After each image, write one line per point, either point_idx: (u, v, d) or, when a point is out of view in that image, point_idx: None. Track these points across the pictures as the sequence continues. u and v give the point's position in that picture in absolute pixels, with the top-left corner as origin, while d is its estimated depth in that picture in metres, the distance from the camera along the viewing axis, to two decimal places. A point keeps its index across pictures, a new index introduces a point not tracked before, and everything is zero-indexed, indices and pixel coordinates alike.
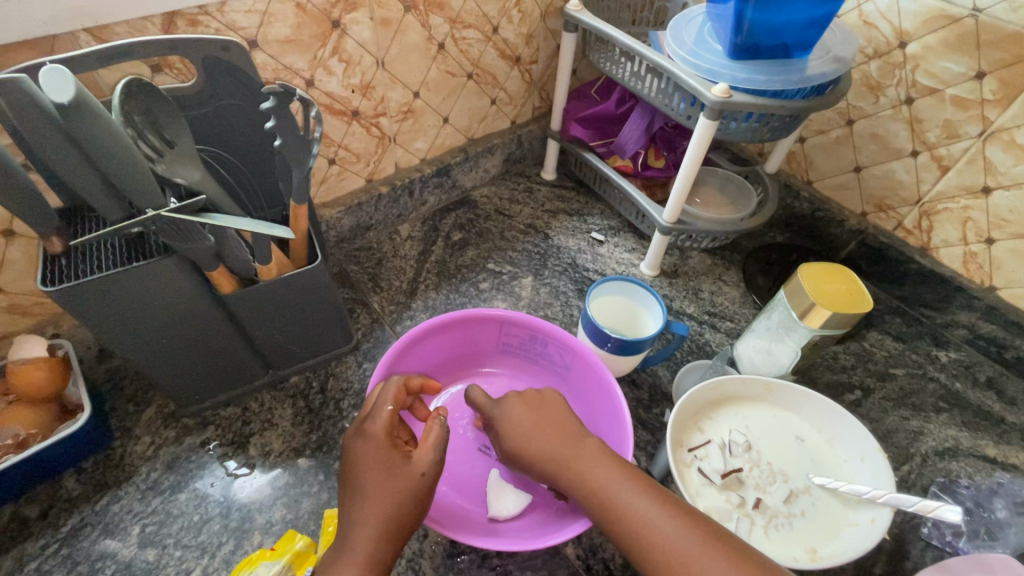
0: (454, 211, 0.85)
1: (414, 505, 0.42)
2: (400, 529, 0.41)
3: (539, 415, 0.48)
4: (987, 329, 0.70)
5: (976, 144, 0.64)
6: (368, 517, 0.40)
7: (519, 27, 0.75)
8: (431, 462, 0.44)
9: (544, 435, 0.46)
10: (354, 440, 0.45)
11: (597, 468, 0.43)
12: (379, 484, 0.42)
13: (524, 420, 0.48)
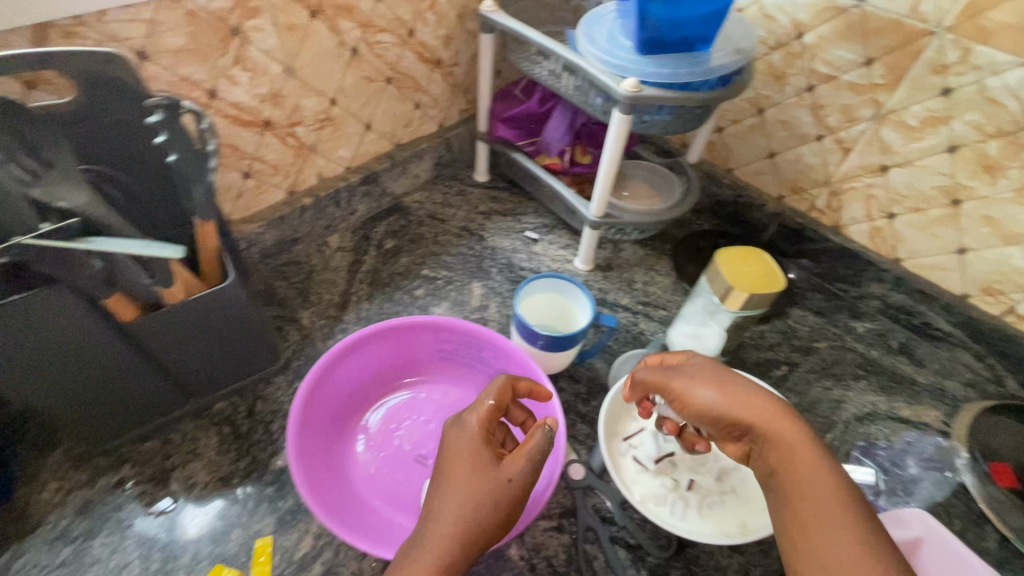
0: (386, 218, 0.83)
1: (492, 512, 0.40)
2: (474, 534, 0.40)
3: (734, 377, 0.46)
4: (896, 297, 0.75)
5: (872, 126, 0.68)
6: (450, 513, 0.40)
7: (436, 29, 0.74)
8: (522, 469, 0.42)
9: (747, 396, 0.44)
10: (452, 432, 0.46)
11: (795, 435, 0.41)
12: (459, 482, 0.42)
13: (719, 380, 0.46)
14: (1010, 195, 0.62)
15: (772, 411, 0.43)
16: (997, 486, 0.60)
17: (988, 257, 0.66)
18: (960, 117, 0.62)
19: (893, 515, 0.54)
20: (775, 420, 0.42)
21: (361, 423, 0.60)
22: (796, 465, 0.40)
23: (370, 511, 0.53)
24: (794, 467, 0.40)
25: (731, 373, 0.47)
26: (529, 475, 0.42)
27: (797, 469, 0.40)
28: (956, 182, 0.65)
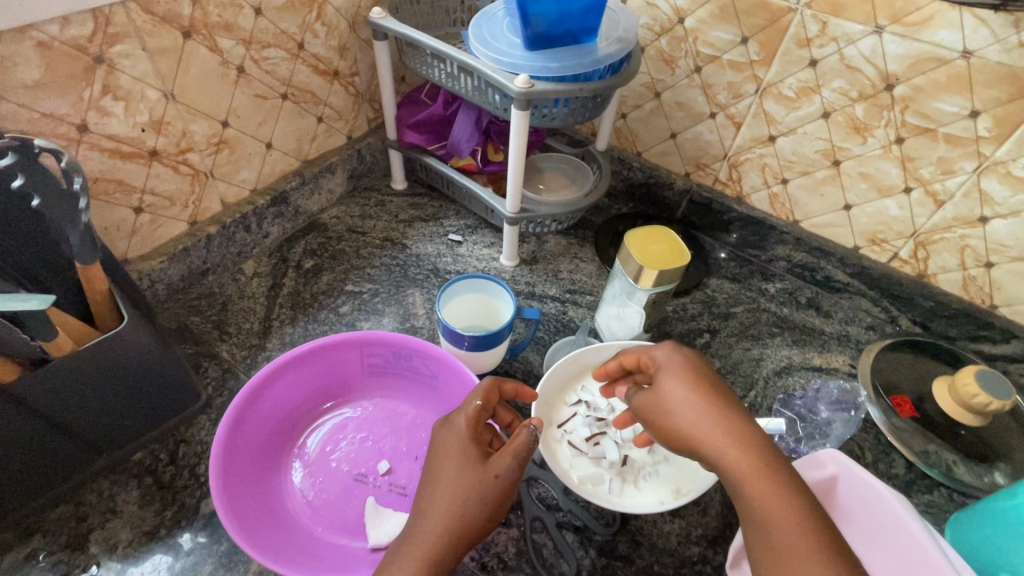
0: (303, 237, 0.81)
1: (480, 509, 0.42)
2: (463, 531, 0.41)
3: (701, 398, 0.43)
4: (799, 257, 0.81)
5: (756, 100, 0.73)
6: (436, 513, 0.42)
7: (328, 40, 0.73)
8: (508, 466, 0.43)
9: (709, 427, 0.41)
10: (441, 436, 0.47)
11: (756, 474, 0.39)
12: (447, 481, 0.43)
13: (682, 404, 0.43)
14: (880, 152, 0.68)
15: (734, 444, 0.40)
16: (900, 416, 0.66)
17: (870, 210, 0.72)
18: (828, 85, 0.67)
19: (810, 459, 0.57)
20: (737, 455, 0.40)
21: (294, 451, 0.58)
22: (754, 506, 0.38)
23: (313, 541, 0.51)
24: (755, 505, 0.38)
25: (701, 391, 0.43)
26: (516, 471, 0.43)
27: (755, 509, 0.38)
28: (833, 145, 0.70)
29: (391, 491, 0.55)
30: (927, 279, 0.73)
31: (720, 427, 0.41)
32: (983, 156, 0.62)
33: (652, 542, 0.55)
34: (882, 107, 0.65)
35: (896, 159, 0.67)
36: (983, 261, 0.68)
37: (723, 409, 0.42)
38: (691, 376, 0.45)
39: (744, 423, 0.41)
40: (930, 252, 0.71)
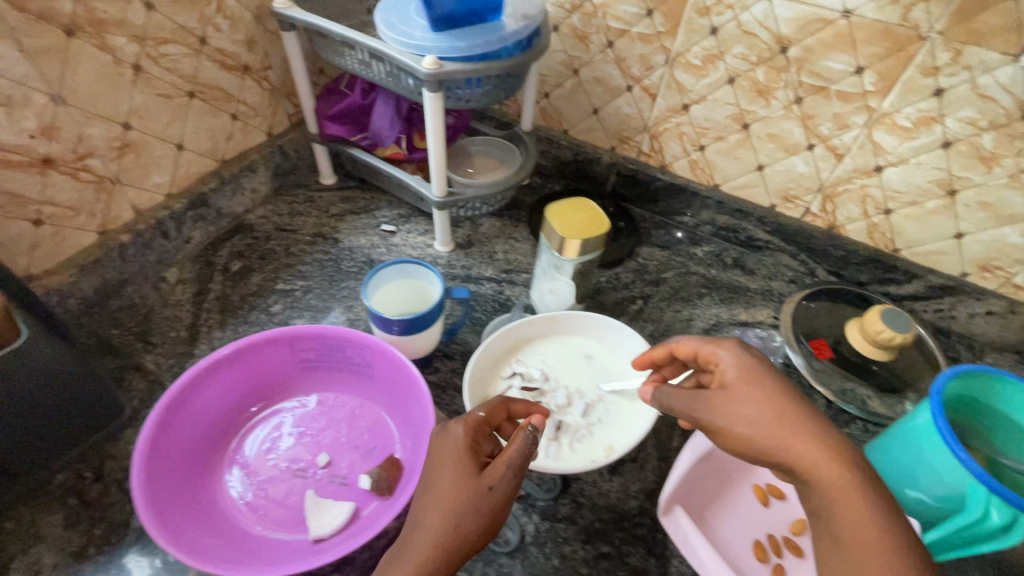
0: (229, 240, 0.78)
1: (477, 522, 0.40)
2: (457, 544, 0.39)
3: (785, 406, 0.41)
4: (722, 220, 0.84)
5: (666, 71, 0.75)
6: (431, 526, 0.40)
7: (233, 33, 0.70)
8: (503, 479, 0.41)
9: (801, 434, 0.40)
10: (437, 448, 0.45)
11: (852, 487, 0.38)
12: (442, 493, 0.41)
13: (767, 412, 0.41)
14: (782, 113, 0.71)
15: (832, 457, 0.39)
16: (819, 359, 0.71)
17: (780, 169, 0.76)
18: (730, 51, 0.70)
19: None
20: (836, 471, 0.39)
21: (229, 452, 0.57)
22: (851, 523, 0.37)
23: (252, 538, 0.51)
24: (852, 526, 0.37)
25: (783, 400, 0.42)
26: (512, 483, 0.42)
27: (853, 528, 0.37)
28: (741, 109, 0.73)
29: (331, 481, 0.55)
30: (836, 230, 0.78)
31: (815, 443, 0.39)
32: (872, 109, 0.66)
33: (593, 502, 0.57)
34: (780, 69, 0.68)
35: (797, 118, 0.71)
36: (883, 209, 0.73)
37: (809, 416, 0.41)
38: (765, 381, 0.43)
39: (833, 433, 0.40)
40: (836, 204, 0.76)
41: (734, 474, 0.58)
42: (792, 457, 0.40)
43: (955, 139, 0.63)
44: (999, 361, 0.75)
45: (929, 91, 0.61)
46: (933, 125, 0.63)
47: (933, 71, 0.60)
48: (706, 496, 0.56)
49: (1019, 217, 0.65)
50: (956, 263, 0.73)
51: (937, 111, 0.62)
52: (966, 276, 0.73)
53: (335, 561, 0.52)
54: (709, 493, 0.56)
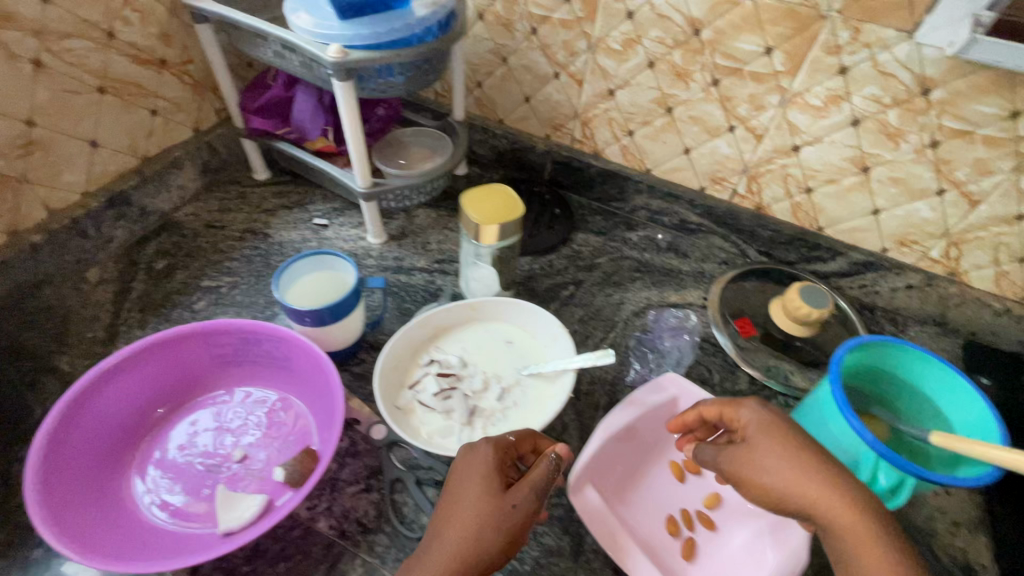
0: (156, 238, 0.77)
1: (497, 535, 0.43)
2: (476, 555, 0.42)
3: (802, 459, 0.44)
4: (656, 204, 0.85)
5: (589, 57, 0.76)
6: (453, 540, 0.43)
7: (144, 27, 0.69)
8: (526, 496, 0.44)
9: (820, 488, 0.43)
10: (462, 465, 0.47)
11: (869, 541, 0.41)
12: (464, 508, 0.44)
13: (786, 464, 0.44)
14: (702, 96, 0.72)
15: (842, 502, 0.42)
16: (744, 337, 0.73)
17: (706, 151, 0.77)
18: (647, 35, 0.70)
19: (655, 383, 0.60)
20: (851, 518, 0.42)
21: (143, 451, 0.56)
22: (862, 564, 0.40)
23: (159, 534, 0.51)
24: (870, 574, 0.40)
25: (805, 452, 0.44)
26: (534, 502, 0.45)
27: (865, 573, 0.40)
28: (663, 92, 0.74)
29: (244, 476, 0.55)
30: (763, 211, 0.79)
31: (835, 494, 0.42)
32: (784, 89, 0.67)
33: None
34: (695, 51, 0.68)
35: (716, 100, 0.71)
36: (804, 187, 0.74)
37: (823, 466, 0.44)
38: (786, 435, 0.46)
39: (852, 484, 0.43)
40: (761, 184, 0.77)
41: (649, 452, 0.59)
42: (810, 501, 0.43)
43: (863, 117, 0.65)
44: (921, 334, 0.77)
45: (834, 70, 0.63)
46: (842, 103, 0.65)
47: (836, 50, 0.61)
48: (620, 475, 0.57)
49: (929, 192, 0.67)
50: (876, 239, 0.74)
51: (843, 89, 0.63)
52: (886, 251, 0.75)
53: (246, 553, 0.51)
54: (624, 473, 0.57)
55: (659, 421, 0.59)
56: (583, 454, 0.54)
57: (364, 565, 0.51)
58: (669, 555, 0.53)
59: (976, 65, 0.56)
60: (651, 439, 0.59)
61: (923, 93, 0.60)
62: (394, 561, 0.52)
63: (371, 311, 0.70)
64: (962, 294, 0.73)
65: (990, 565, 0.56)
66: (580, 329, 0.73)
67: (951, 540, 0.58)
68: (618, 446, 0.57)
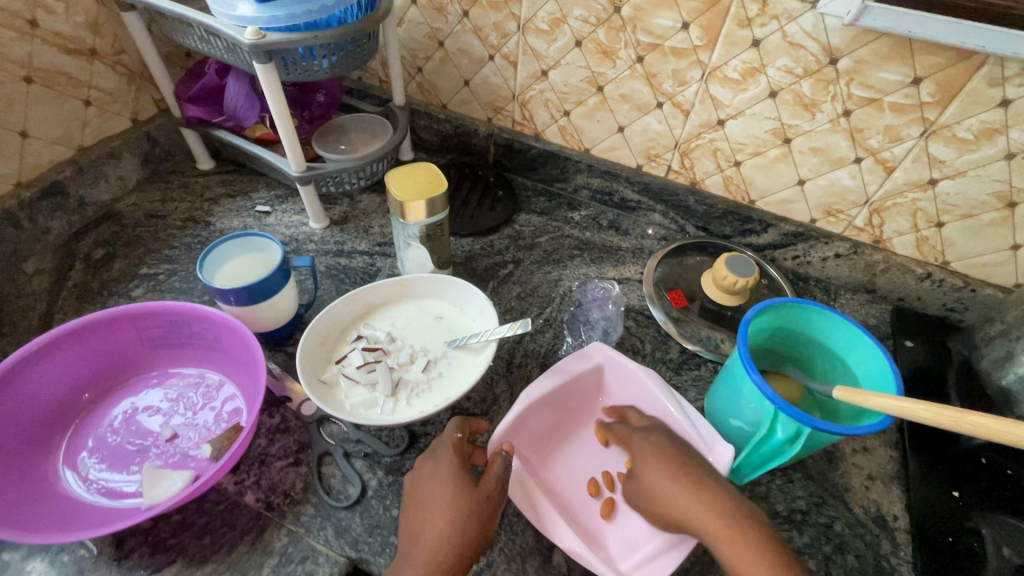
0: (95, 228, 0.78)
1: (481, 528, 0.47)
2: (461, 545, 0.46)
3: (677, 474, 0.49)
4: (596, 183, 0.86)
5: (520, 38, 0.77)
6: (435, 538, 0.47)
7: (70, 16, 0.69)
8: (497, 487, 0.49)
9: (682, 496, 0.47)
10: (429, 472, 0.51)
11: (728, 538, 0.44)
12: (445, 509, 0.48)
13: (666, 480, 0.49)
14: (629, 73, 0.73)
15: (705, 512, 0.46)
16: (675, 308, 0.75)
17: (638, 128, 0.78)
18: (572, 14, 0.71)
19: (581, 353, 0.60)
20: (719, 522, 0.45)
21: (73, 431, 0.57)
22: (735, 567, 0.43)
23: (85, 510, 0.52)
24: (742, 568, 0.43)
25: (674, 466, 0.49)
26: (504, 491, 0.50)
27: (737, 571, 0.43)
28: (592, 71, 0.75)
29: (172, 454, 0.56)
30: (698, 186, 0.81)
31: (698, 501, 0.46)
32: (703, 64, 0.68)
33: None
34: (617, 29, 0.70)
35: (642, 77, 0.73)
36: (732, 161, 0.76)
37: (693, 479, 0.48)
38: (660, 453, 0.51)
39: (713, 489, 0.47)
40: (693, 159, 0.78)
41: (571, 418, 0.60)
42: (680, 513, 0.47)
43: (779, 88, 0.66)
44: (851, 302, 0.79)
45: (747, 43, 0.64)
46: (758, 75, 0.66)
47: (747, 22, 0.63)
48: (541, 442, 0.58)
49: (847, 160, 0.69)
50: (805, 210, 0.76)
51: (758, 62, 0.65)
52: (815, 222, 0.76)
53: (172, 527, 0.53)
54: (546, 439, 0.58)
55: (583, 388, 0.60)
56: (503, 421, 0.54)
57: (288, 534, 0.53)
58: (585, 515, 0.55)
59: (876, 33, 0.58)
60: (575, 406, 0.60)
61: (831, 63, 0.62)
62: (318, 530, 0.53)
63: (303, 294, 0.71)
64: (887, 261, 0.75)
65: (901, 515, 0.58)
66: (517, 306, 0.74)
67: (866, 494, 0.60)
68: (541, 413, 0.57)
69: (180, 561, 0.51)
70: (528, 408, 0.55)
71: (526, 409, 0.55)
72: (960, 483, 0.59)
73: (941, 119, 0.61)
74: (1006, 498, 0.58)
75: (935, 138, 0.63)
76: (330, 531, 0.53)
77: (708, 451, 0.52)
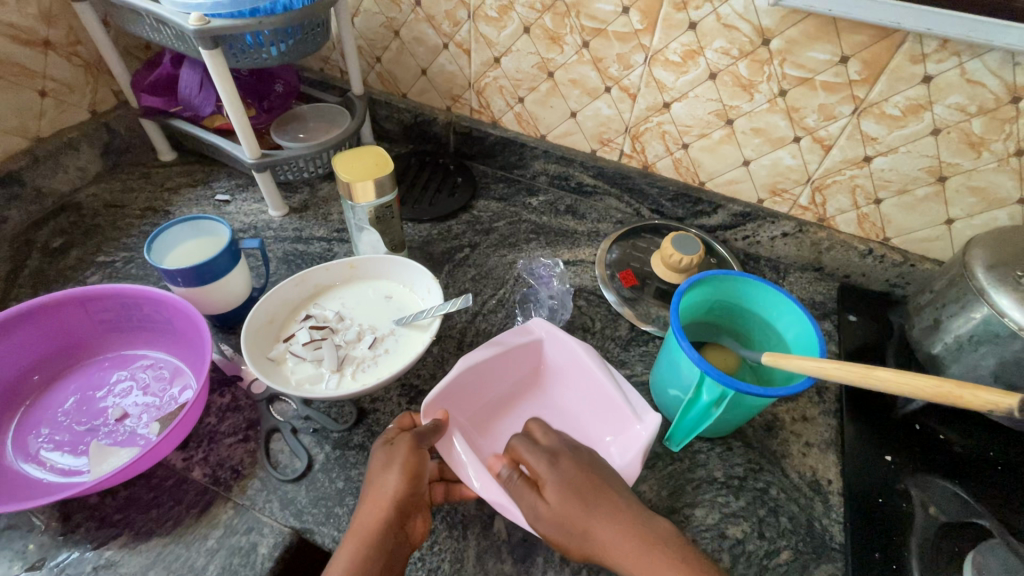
0: (54, 218, 0.79)
1: (399, 479, 0.49)
2: (389, 506, 0.48)
3: (587, 507, 0.47)
4: (553, 168, 0.88)
5: (471, 25, 0.78)
6: (375, 503, 0.48)
7: (21, 7, 0.70)
8: (409, 446, 0.51)
9: (601, 515, 0.47)
10: (380, 445, 0.52)
11: (640, 553, 0.45)
12: (379, 476, 0.50)
13: (575, 513, 0.47)
14: (577, 58, 0.75)
15: (620, 531, 0.46)
16: (626, 288, 0.76)
17: (590, 113, 0.80)
18: (518, 2, 0.73)
19: (523, 328, 0.63)
20: (635, 554, 0.45)
21: (23, 412, 0.58)
22: None
23: (30, 486, 0.53)
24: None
25: (592, 486, 0.49)
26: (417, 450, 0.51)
27: None
28: (542, 57, 0.77)
29: (121, 432, 0.57)
30: (650, 169, 0.83)
31: (614, 523, 0.47)
32: (646, 47, 0.70)
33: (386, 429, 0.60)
34: (562, 15, 0.72)
35: (590, 62, 0.75)
36: (681, 143, 0.77)
37: (618, 509, 0.48)
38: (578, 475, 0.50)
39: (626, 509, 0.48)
40: (644, 143, 0.80)
41: (506, 388, 0.62)
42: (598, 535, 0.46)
43: (718, 70, 0.68)
44: (800, 280, 0.81)
45: (685, 25, 0.66)
46: (697, 57, 0.68)
47: (683, 5, 0.65)
48: (472, 408, 0.59)
49: (787, 140, 0.71)
50: (752, 190, 0.78)
51: (696, 44, 0.67)
52: (762, 202, 0.78)
53: (118, 503, 0.53)
54: (480, 408, 0.60)
55: (521, 361, 0.62)
56: (441, 384, 0.56)
57: (234, 507, 0.54)
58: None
59: (804, 12, 0.60)
60: (511, 376, 0.62)
61: (764, 43, 0.64)
62: (264, 503, 0.54)
63: (258, 279, 0.73)
64: (830, 238, 0.77)
65: (835, 479, 0.60)
66: (471, 288, 0.76)
67: (802, 460, 0.61)
68: (476, 380, 0.59)
69: (126, 534, 0.52)
70: (465, 373, 0.57)
71: (463, 373, 0.57)
72: (893, 448, 0.61)
73: (870, 97, 0.63)
74: (936, 460, 0.59)
75: (866, 116, 0.65)
76: (276, 504, 0.54)
77: (639, 420, 0.55)
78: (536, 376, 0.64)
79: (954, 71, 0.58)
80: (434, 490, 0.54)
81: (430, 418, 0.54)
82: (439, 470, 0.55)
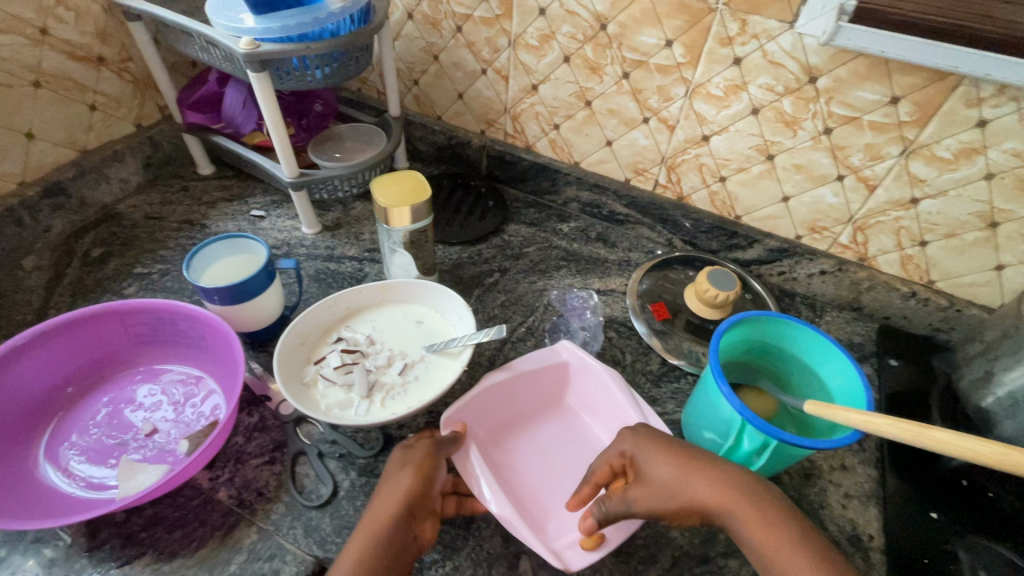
0: (95, 228, 0.80)
1: (412, 477, 0.49)
2: (398, 499, 0.47)
3: (686, 472, 0.48)
4: (586, 196, 0.87)
5: (511, 53, 0.79)
6: (385, 498, 0.48)
7: (80, 25, 0.72)
8: (422, 443, 0.51)
9: (702, 480, 0.47)
10: (398, 446, 0.53)
11: (747, 513, 0.45)
12: (393, 474, 0.50)
13: (674, 485, 0.48)
14: (616, 88, 0.75)
15: (729, 493, 0.46)
16: (658, 321, 0.75)
17: (626, 143, 0.79)
18: (560, 31, 0.73)
19: (549, 350, 0.63)
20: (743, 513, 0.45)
21: (56, 423, 0.59)
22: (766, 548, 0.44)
23: (59, 499, 0.53)
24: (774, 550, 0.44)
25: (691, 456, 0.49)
26: (432, 450, 0.51)
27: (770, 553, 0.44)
28: (581, 86, 0.77)
29: (150, 448, 0.57)
30: (685, 201, 0.81)
31: (718, 486, 0.47)
32: (687, 81, 0.70)
33: None
34: (604, 46, 0.72)
35: (629, 93, 0.74)
36: (718, 177, 0.76)
37: (713, 475, 0.48)
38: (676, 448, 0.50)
39: (722, 471, 0.48)
40: (680, 174, 0.79)
41: (525, 406, 0.61)
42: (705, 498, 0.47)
43: (761, 106, 0.67)
44: (837, 319, 0.78)
45: (729, 61, 0.66)
46: (741, 93, 0.67)
47: (728, 41, 0.64)
48: (493, 424, 0.59)
49: (829, 177, 0.69)
50: (790, 227, 0.76)
51: (740, 79, 0.66)
52: (800, 239, 0.77)
53: (145, 521, 0.53)
54: (501, 425, 0.60)
55: (545, 382, 0.62)
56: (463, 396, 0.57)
57: (258, 531, 0.53)
58: (527, 496, 0.55)
59: (853, 53, 0.59)
60: (535, 397, 0.62)
61: (810, 82, 0.63)
62: (288, 529, 0.53)
63: (289, 297, 0.73)
64: (872, 279, 0.75)
65: (877, 535, 0.57)
66: (500, 314, 0.75)
67: (841, 512, 0.59)
68: (498, 398, 0.59)
69: (150, 554, 0.51)
70: (485, 390, 0.58)
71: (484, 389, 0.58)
72: (939, 504, 0.58)
73: (920, 138, 0.62)
74: (986, 522, 0.56)
75: (915, 157, 0.63)
76: (300, 530, 0.53)
77: None
78: (558, 398, 0.63)
79: (1011, 116, 0.56)
80: (446, 503, 0.53)
81: (449, 430, 0.55)
82: (453, 483, 0.54)
